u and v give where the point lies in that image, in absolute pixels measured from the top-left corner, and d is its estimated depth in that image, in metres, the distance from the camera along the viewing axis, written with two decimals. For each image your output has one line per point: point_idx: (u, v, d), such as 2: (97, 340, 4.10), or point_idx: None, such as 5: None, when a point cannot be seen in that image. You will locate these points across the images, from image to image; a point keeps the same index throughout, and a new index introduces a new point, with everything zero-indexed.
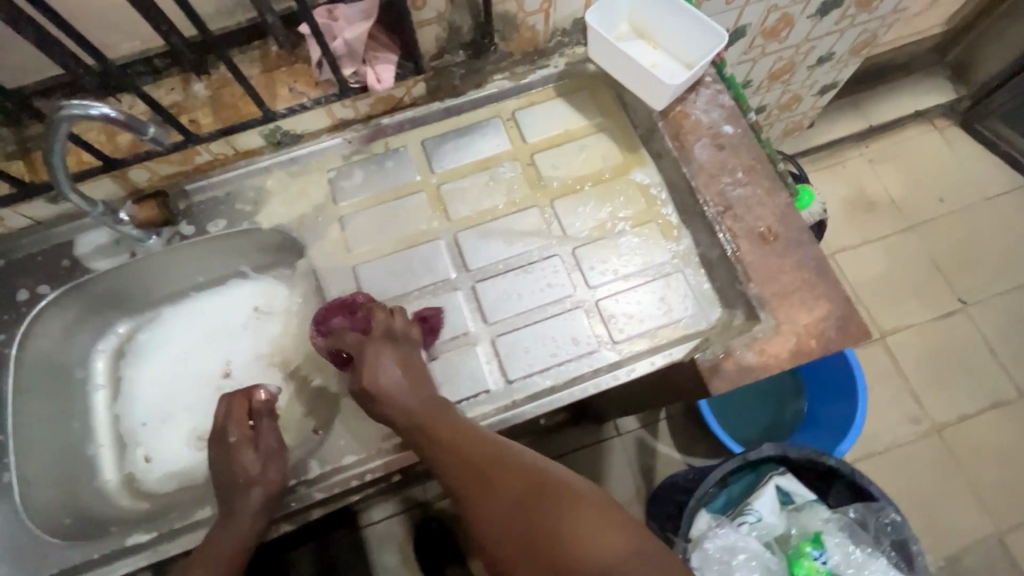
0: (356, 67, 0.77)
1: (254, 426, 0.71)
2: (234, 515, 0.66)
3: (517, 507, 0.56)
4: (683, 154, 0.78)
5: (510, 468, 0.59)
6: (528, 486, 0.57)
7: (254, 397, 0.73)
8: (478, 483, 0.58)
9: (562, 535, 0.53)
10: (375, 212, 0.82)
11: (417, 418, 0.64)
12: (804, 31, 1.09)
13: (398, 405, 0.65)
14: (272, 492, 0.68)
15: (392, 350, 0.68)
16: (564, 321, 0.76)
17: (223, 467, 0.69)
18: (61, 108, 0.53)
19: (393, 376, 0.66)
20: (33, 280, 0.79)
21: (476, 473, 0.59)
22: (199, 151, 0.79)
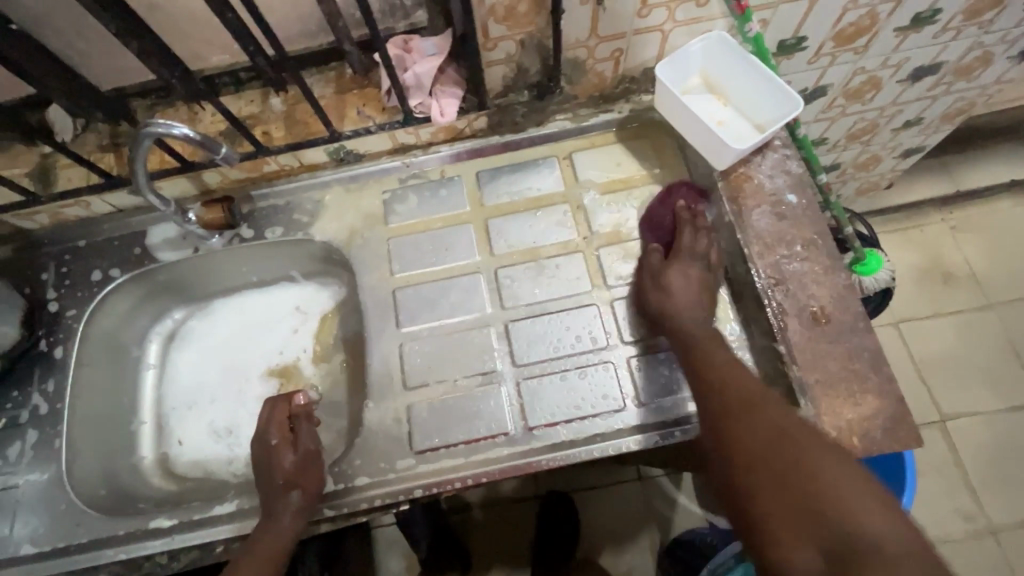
0: (422, 99, 0.78)
1: (294, 429, 0.73)
2: (275, 514, 0.68)
3: (750, 440, 0.56)
4: (740, 218, 0.75)
5: (761, 412, 0.58)
6: (777, 438, 0.54)
7: (293, 403, 0.75)
8: (782, 433, 0.55)
9: (830, 499, 0.49)
10: (422, 238, 0.84)
11: (673, 319, 0.70)
12: (892, 95, 1.02)
13: (682, 304, 0.71)
14: (310, 493, 0.70)
15: (696, 271, 0.74)
16: (593, 373, 0.75)
17: (264, 469, 0.71)
18: (147, 124, 0.59)
19: (684, 282, 0.72)
20: (107, 263, 0.86)
21: (736, 446, 0.56)
22: (268, 161, 0.84)
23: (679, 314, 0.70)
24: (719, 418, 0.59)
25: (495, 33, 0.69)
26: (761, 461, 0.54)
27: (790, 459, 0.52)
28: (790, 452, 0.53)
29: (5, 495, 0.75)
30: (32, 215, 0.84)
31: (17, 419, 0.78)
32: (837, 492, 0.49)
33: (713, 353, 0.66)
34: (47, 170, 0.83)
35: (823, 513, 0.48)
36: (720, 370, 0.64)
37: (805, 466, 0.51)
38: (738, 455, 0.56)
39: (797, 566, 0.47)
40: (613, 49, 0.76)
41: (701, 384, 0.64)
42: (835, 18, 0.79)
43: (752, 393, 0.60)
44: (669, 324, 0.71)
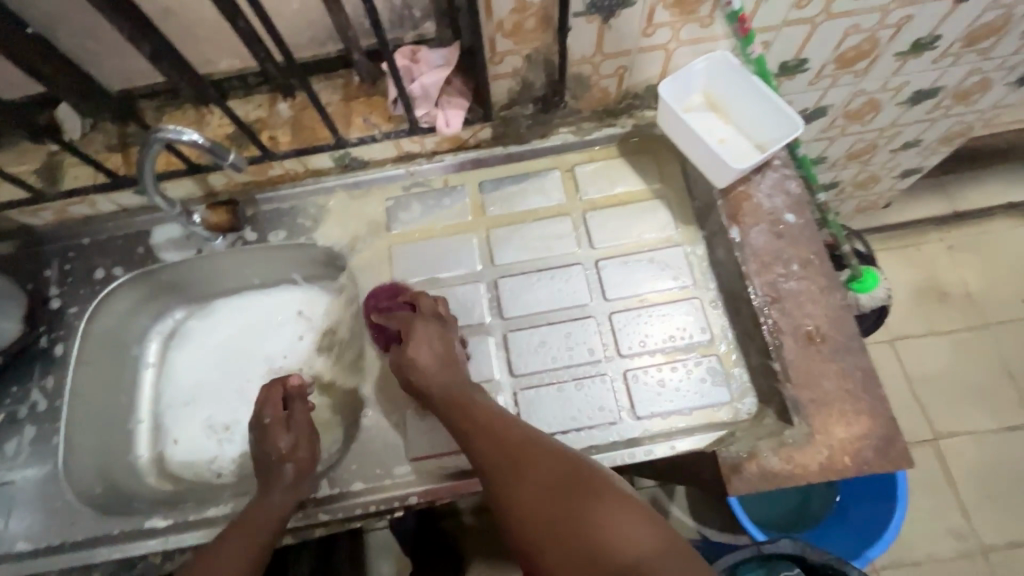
0: (429, 109, 0.78)
1: (288, 410, 0.76)
2: (267, 488, 0.70)
3: (500, 447, 0.61)
4: (738, 236, 0.76)
5: (529, 451, 0.60)
6: (572, 484, 0.57)
7: (290, 381, 0.78)
8: (515, 468, 0.59)
9: (590, 522, 0.53)
10: (424, 246, 0.85)
11: (460, 422, 0.65)
12: (892, 117, 1.04)
13: (427, 381, 0.69)
14: (303, 472, 0.71)
15: (436, 330, 0.74)
16: (590, 385, 0.75)
17: (259, 443, 0.74)
18: (159, 128, 0.62)
19: (426, 358, 0.71)
20: (110, 261, 0.87)
21: (489, 436, 0.62)
22: (273, 165, 0.85)
23: (421, 382, 0.69)
24: (500, 467, 0.60)
25: (502, 48, 0.70)
26: (545, 520, 0.55)
27: (531, 473, 0.59)
28: (517, 463, 0.59)
29: (1, 491, 0.75)
30: (37, 212, 0.85)
31: (16, 415, 0.78)
32: (612, 533, 0.52)
33: (468, 393, 0.69)
34: (54, 168, 0.84)
35: (590, 571, 0.51)
36: (491, 433, 0.63)
37: (588, 532, 0.53)
38: (496, 486, 0.60)
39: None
40: (618, 66, 0.78)
41: (456, 421, 0.66)
42: (837, 41, 0.80)
43: (513, 435, 0.62)
44: (427, 393, 0.69)
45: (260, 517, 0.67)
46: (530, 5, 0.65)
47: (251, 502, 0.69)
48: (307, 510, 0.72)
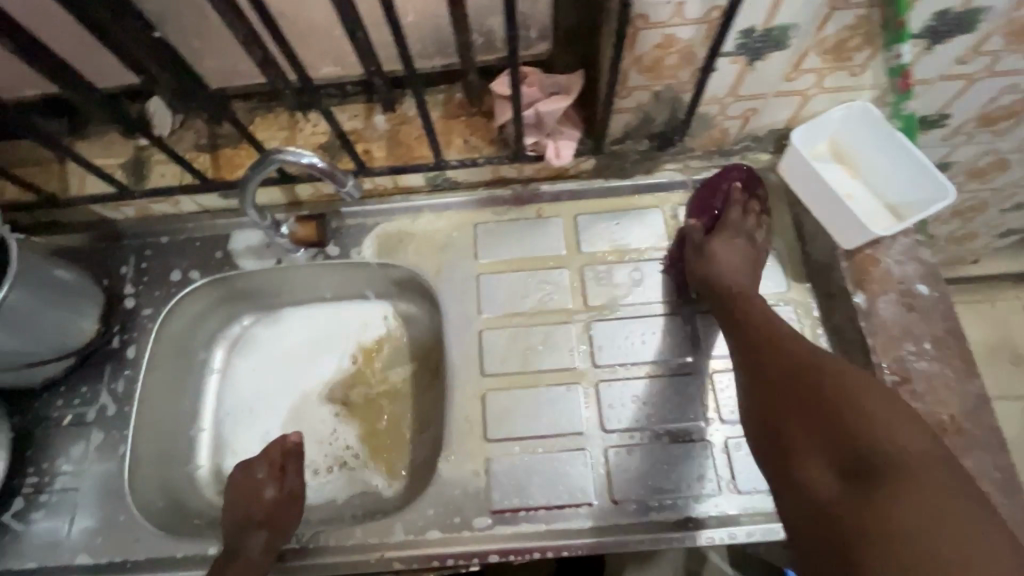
0: (537, 137, 0.74)
1: (284, 466, 0.70)
2: (240, 552, 0.65)
3: (793, 371, 0.57)
4: (864, 304, 0.70)
5: (782, 347, 0.59)
6: (834, 388, 0.54)
7: (289, 439, 0.71)
8: (829, 412, 0.53)
9: (869, 418, 0.51)
10: (514, 278, 0.80)
11: (717, 282, 0.69)
12: (1016, 178, 0.96)
13: (720, 278, 0.69)
14: (278, 537, 0.67)
15: (742, 244, 0.73)
16: (687, 450, 0.70)
17: (240, 497, 0.68)
18: (278, 150, 0.59)
19: (731, 253, 0.71)
20: (187, 264, 0.84)
21: (768, 343, 0.60)
22: (364, 180, 0.81)
23: (721, 273, 0.69)
24: (743, 358, 0.62)
25: (633, 82, 0.65)
26: (812, 398, 0.54)
27: (830, 385, 0.54)
28: (813, 376, 0.55)
29: (63, 497, 0.72)
30: (119, 207, 0.83)
31: (83, 418, 0.76)
32: (889, 441, 0.50)
33: (751, 300, 0.66)
34: (140, 164, 0.81)
35: (891, 441, 0.49)
36: (772, 326, 0.62)
37: (874, 434, 0.50)
38: (749, 346, 0.62)
39: (815, 482, 0.52)
40: (747, 108, 0.72)
41: (732, 315, 0.66)
42: (989, 99, 0.73)
43: (777, 329, 0.61)
44: (752, 338, 0.62)
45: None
46: (676, 42, 0.59)
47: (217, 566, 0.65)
48: (381, 556, 0.67)
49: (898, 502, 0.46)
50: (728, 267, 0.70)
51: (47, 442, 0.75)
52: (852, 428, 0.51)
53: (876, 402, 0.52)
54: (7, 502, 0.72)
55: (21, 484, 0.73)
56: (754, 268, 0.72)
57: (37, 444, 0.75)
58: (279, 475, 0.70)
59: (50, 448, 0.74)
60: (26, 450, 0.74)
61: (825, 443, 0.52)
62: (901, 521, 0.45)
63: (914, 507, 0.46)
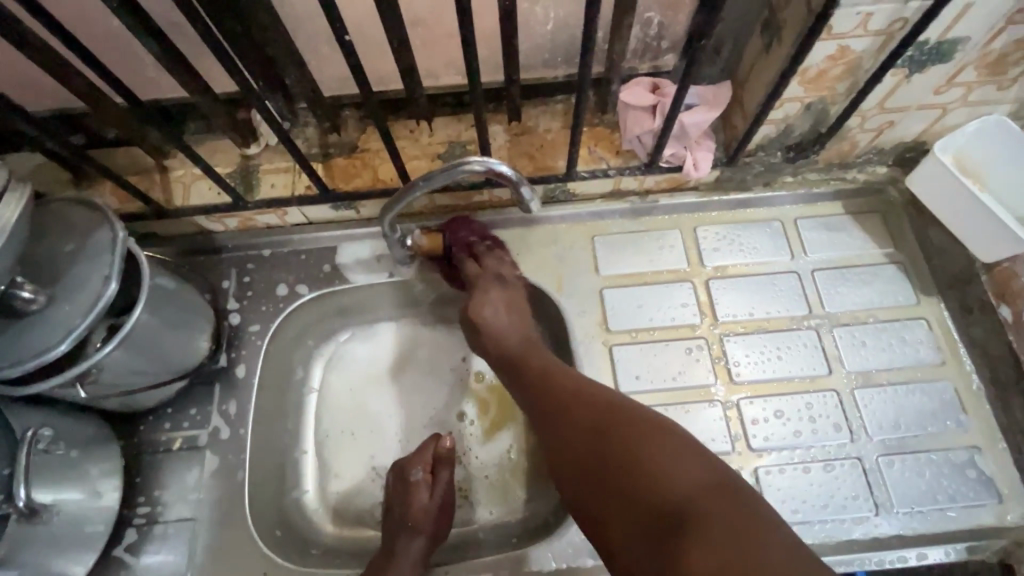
0: (678, 149, 0.72)
1: (436, 472, 0.73)
2: (396, 554, 0.68)
3: (581, 420, 0.58)
4: (1010, 317, 0.71)
5: (575, 405, 0.60)
6: (610, 416, 0.57)
7: (440, 445, 0.75)
8: (630, 473, 0.52)
9: (649, 476, 0.51)
10: (639, 293, 0.78)
11: (518, 357, 0.69)
12: None
13: (500, 339, 0.71)
14: (430, 543, 0.70)
15: (497, 291, 0.74)
16: (838, 469, 0.69)
17: (398, 498, 0.73)
18: (466, 160, 0.59)
19: (502, 317, 0.72)
20: (293, 277, 0.80)
21: (568, 406, 0.60)
22: (482, 191, 0.79)
23: (501, 339, 0.71)
24: (538, 419, 0.63)
25: (790, 94, 0.64)
26: (583, 459, 0.56)
27: (622, 437, 0.55)
28: (610, 424, 0.56)
29: (182, 527, 0.68)
30: (223, 218, 0.79)
31: (195, 441, 0.71)
32: (657, 471, 0.51)
33: (538, 351, 0.69)
34: (249, 174, 0.78)
35: (626, 476, 0.52)
36: (563, 368, 0.65)
37: (642, 471, 0.52)
38: (541, 412, 0.62)
39: (626, 553, 0.51)
40: (885, 121, 0.71)
41: (540, 382, 0.64)
42: None
43: (603, 404, 0.59)
44: (500, 350, 0.70)
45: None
46: (849, 54, 0.59)
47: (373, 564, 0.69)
48: None
49: (711, 561, 0.44)
50: (512, 339, 0.71)
51: (158, 467, 0.70)
52: (626, 483, 0.52)
53: (621, 424, 0.56)
54: (120, 534, 0.67)
55: (133, 514, 0.68)
56: (529, 332, 0.73)
57: (147, 470, 0.70)
58: (429, 480, 0.73)
59: (161, 473, 0.70)
60: (135, 476, 0.70)
61: (622, 510, 0.52)
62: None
63: (700, 555, 0.45)
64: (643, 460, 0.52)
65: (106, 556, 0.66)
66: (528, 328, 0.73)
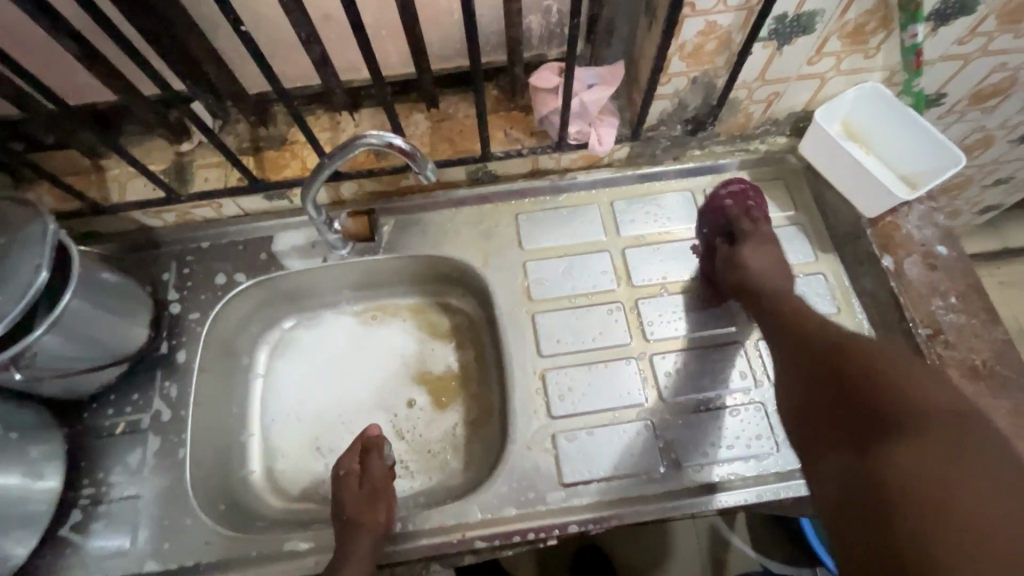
0: (581, 126, 0.78)
1: (363, 460, 0.72)
2: (339, 550, 0.64)
3: (820, 346, 0.62)
4: (892, 266, 0.76)
5: (835, 355, 0.60)
6: (834, 346, 0.61)
7: (365, 433, 0.73)
8: (882, 389, 0.54)
9: (881, 374, 0.55)
10: (560, 263, 0.84)
11: (769, 289, 0.73)
12: (998, 153, 1.05)
13: (764, 280, 0.74)
14: (375, 533, 0.66)
15: (765, 250, 0.78)
16: (743, 414, 0.74)
17: (332, 494, 0.71)
18: (364, 135, 0.61)
19: (761, 258, 0.77)
20: (231, 266, 0.84)
21: (793, 316, 0.68)
22: (408, 175, 0.84)
23: (765, 281, 0.74)
24: (784, 347, 0.66)
25: (674, 68, 0.70)
26: (846, 382, 0.57)
27: (854, 367, 0.57)
28: (838, 365, 0.59)
29: (125, 505, 0.71)
30: (160, 213, 0.83)
31: (137, 424, 0.74)
32: (915, 407, 0.51)
33: (787, 298, 0.72)
34: (183, 169, 0.82)
35: (867, 387, 0.55)
36: (815, 314, 0.68)
37: (869, 373, 0.56)
38: (785, 338, 0.67)
39: (839, 462, 0.55)
40: (771, 92, 0.77)
41: (795, 322, 0.67)
42: (980, 78, 0.81)
43: (833, 332, 0.63)
44: (748, 285, 0.74)
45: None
46: (717, 29, 0.65)
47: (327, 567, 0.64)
48: (463, 536, 0.67)
49: (905, 432, 0.50)
50: (756, 263, 0.76)
51: (102, 451, 0.73)
52: (835, 367, 0.59)
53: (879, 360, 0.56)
54: (64, 515, 0.70)
55: (77, 496, 0.71)
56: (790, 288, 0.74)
57: (91, 454, 0.73)
58: (359, 472, 0.71)
59: (105, 456, 0.73)
60: (79, 460, 0.73)
61: (821, 384, 0.60)
62: (881, 416, 0.53)
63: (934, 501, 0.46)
64: (875, 363, 0.56)
65: (51, 537, 0.69)
66: (780, 277, 0.75)
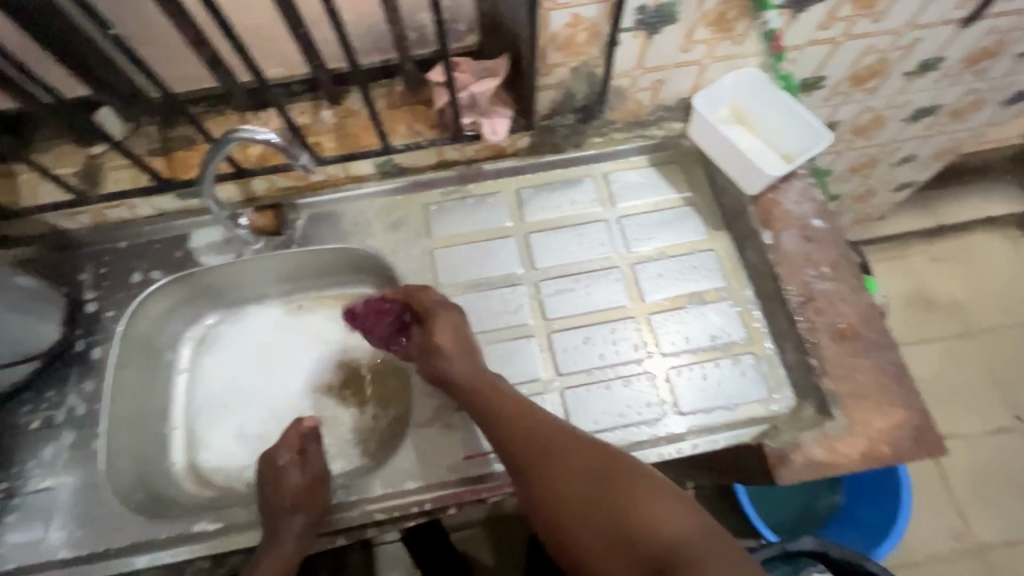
0: (474, 117, 0.82)
1: (304, 451, 0.74)
2: (279, 534, 0.67)
3: (578, 464, 0.62)
4: (770, 240, 0.80)
5: (555, 473, 0.62)
6: (609, 464, 0.61)
7: (302, 424, 0.76)
8: (630, 484, 0.59)
9: (633, 508, 0.57)
10: (467, 250, 0.87)
11: (472, 386, 0.71)
12: (894, 132, 1.11)
13: (460, 377, 0.73)
14: (313, 515, 0.70)
15: (447, 317, 0.76)
16: (635, 384, 0.78)
17: (269, 486, 0.71)
18: (235, 129, 0.62)
19: (607, 294, 0.84)
20: (147, 265, 0.86)
21: (511, 425, 0.66)
22: (316, 170, 0.86)
23: (456, 366, 0.73)
24: (518, 466, 0.64)
25: (552, 59, 0.74)
26: (591, 508, 0.59)
27: (625, 503, 0.58)
28: (609, 492, 0.59)
29: (40, 496, 0.73)
30: (74, 215, 0.85)
31: (53, 419, 0.77)
32: (645, 520, 0.56)
33: (492, 379, 0.72)
34: (94, 172, 0.84)
35: (615, 522, 0.57)
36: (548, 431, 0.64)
37: (631, 519, 0.57)
38: (521, 465, 0.64)
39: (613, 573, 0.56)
40: (654, 79, 0.82)
41: (545, 449, 0.63)
42: (853, 60, 0.86)
43: (603, 452, 0.62)
44: (459, 382, 0.72)
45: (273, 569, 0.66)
46: (583, 20, 0.69)
47: (262, 551, 0.68)
48: (362, 509, 0.72)
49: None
50: (457, 369, 0.73)
51: (17, 446, 0.76)
52: (597, 498, 0.59)
53: (636, 475, 0.60)
54: None
55: None
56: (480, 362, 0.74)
57: (7, 449, 0.75)
58: (297, 464, 0.72)
59: (20, 451, 0.76)
60: None
61: (585, 512, 0.59)
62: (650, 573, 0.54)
63: None
64: (624, 491, 0.58)
65: None
66: (476, 356, 0.75)
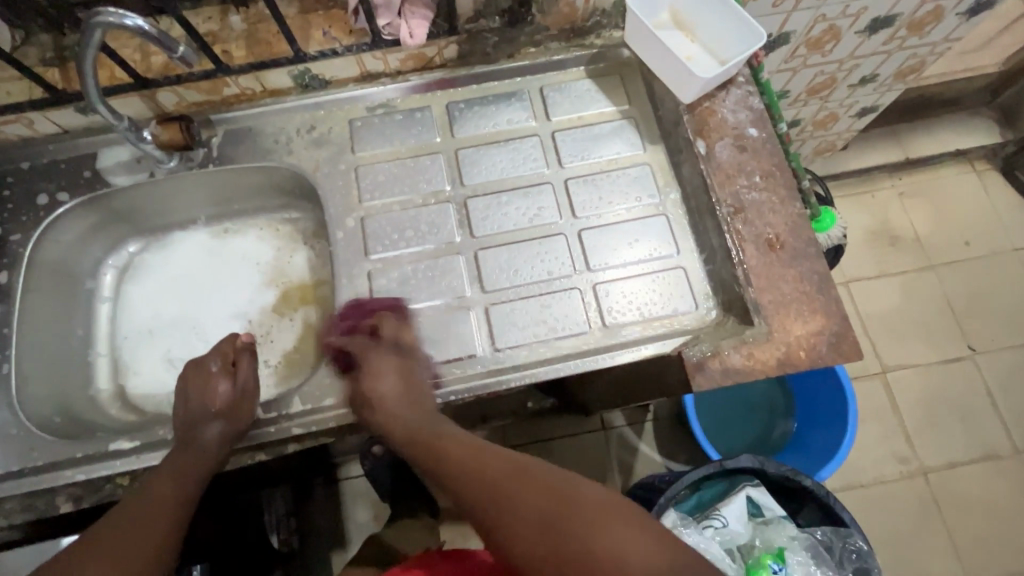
0: (390, 19, 0.77)
1: (237, 362, 0.72)
2: (194, 440, 0.66)
3: (546, 499, 0.54)
4: (703, 150, 0.77)
5: (536, 492, 0.54)
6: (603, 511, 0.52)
7: (239, 339, 0.75)
8: (499, 496, 0.55)
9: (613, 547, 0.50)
10: (393, 166, 0.83)
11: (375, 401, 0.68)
12: (850, 47, 1.06)
13: (393, 419, 0.66)
14: (233, 426, 0.69)
15: (395, 361, 0.70)
16: (562, 299, 0.77)
17: (193, 392, 0.70)
18: (98, 10, 0.57)
19: (388, 378, 0.69)
20: (53, 187, 0.81)
21: (511, 506, 0.54)
22: (228, 83, 0.81)
23: (397, 408, 0.67)
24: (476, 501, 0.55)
25: None
26: (548, 526, 0.52)
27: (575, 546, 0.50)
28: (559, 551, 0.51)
29: None
30: None
31: None
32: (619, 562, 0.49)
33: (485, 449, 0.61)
34: None
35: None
36: (395, 405, 0.67)
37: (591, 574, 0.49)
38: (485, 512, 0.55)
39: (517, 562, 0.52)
40: None
41: (495, 497, 0.55)
42: None
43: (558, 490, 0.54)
44: (407, 442, 0.64)
45: (183, 471, 0.64)
46: None
47: (169, 456, 0.66)
48: (281, 425, 0.72)
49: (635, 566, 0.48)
50: (407, 417, 0.66)
51: None
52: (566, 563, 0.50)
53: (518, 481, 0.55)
54: None
55: None
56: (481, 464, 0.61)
57: None
58: (225, 374, 0.71)
59: None
60: None
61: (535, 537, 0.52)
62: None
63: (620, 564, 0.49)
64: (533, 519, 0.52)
65: None
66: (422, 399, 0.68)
